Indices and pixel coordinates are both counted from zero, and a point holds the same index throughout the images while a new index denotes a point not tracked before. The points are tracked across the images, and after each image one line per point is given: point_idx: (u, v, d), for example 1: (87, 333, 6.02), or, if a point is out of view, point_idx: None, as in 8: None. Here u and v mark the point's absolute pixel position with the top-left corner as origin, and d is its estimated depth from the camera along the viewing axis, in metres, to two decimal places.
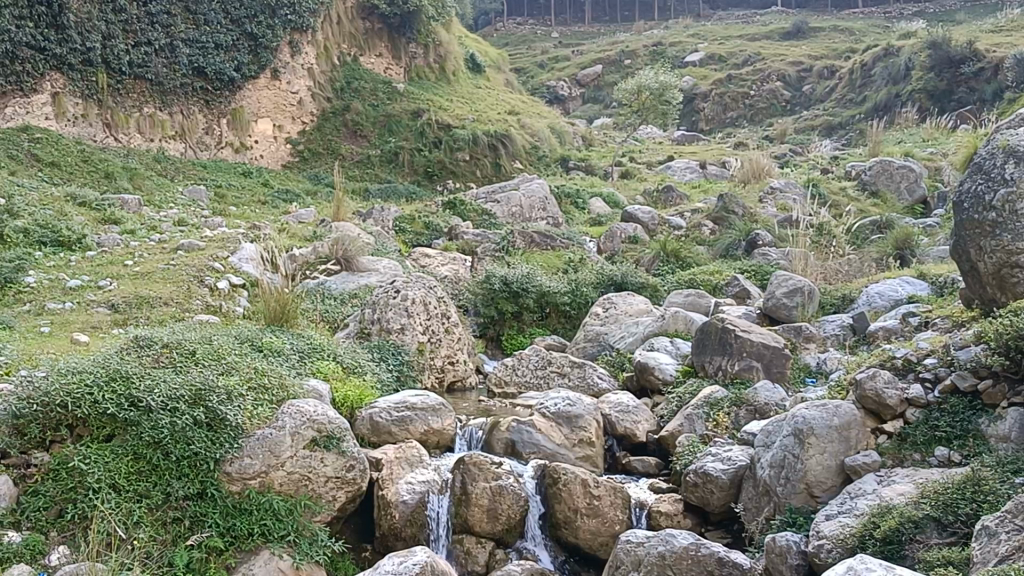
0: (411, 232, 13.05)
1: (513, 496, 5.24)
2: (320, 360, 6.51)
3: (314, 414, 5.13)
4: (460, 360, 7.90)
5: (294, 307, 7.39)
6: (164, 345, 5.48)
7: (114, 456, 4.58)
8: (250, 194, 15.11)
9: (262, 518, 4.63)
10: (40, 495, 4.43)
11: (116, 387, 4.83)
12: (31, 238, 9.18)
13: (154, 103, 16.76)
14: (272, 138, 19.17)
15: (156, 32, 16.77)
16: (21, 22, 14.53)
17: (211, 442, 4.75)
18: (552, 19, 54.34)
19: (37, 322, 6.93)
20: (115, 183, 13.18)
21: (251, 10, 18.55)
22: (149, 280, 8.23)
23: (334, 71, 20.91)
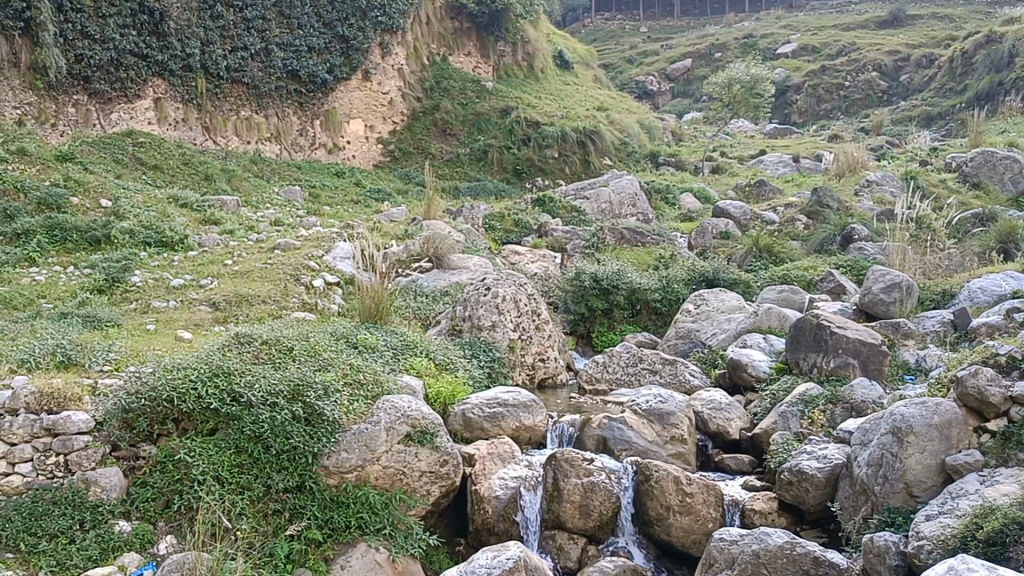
0: (501, 230, 13.16)
1: (605, 493, 5.25)
2: (413, 356, 6.61)
3: (407, 409, 5.22)
4: (550, 357, 7.95)
5: (389, 304, 7.52)
6: (264, 342, 5.61)
7: (217, 449, 4.72)
8: (344, 194, 15.41)
9: (359, 511, 4.73)
10: (149, 486, 4.64)
11: (218, 383, 4.95)
12: (137, 238, 9.54)
13: (250, 106, 17.24)
14: (364, 138, 19.51)
15: (252, 37, 17.11)
16: (126, 30, 14.83)
17: (310, 436, 4.86)
18: (641, 13, 54.01)
19: (143, 319, 7.19)
20: (215, 185, 13.58)
21: (344, 13, 18.84)
22: (248, 278, 8.47)
23: (424, 71, 21.13)
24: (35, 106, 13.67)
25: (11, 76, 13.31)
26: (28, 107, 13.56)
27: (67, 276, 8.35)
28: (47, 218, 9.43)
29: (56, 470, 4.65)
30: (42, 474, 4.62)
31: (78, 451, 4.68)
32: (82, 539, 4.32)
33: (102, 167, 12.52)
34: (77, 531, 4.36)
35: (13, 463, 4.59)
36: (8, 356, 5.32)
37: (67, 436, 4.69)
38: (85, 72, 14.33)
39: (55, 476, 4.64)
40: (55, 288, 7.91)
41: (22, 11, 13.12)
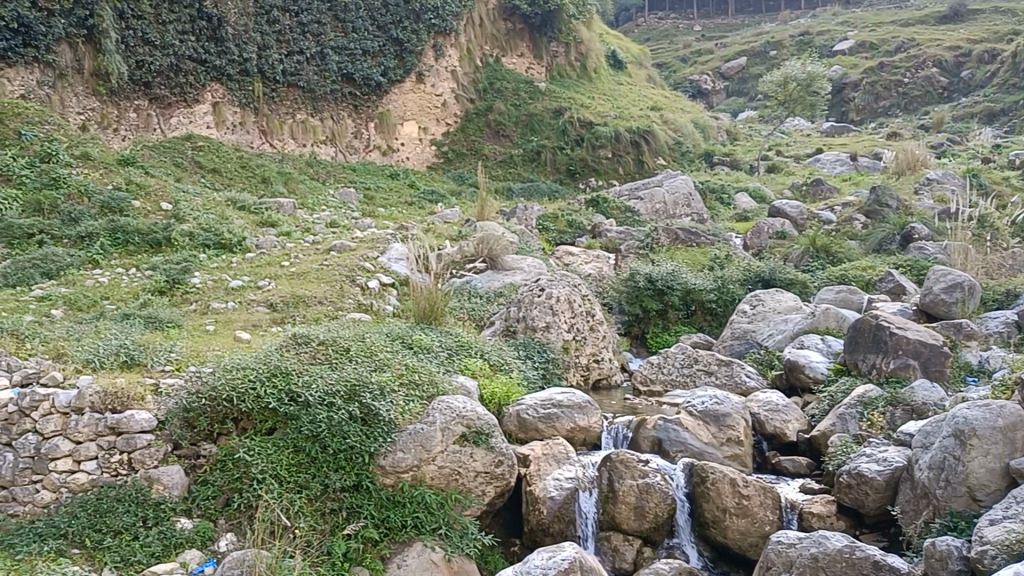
0: (555, 230, 13.15)
1: (661, 495, 5.22)
2: (468, 357, 6.64)
3: (462, 410, 5.24)
4: (604, 358, 7.93)
5: (443, 305, 7.55)
6: (321, 342, 5.67)
7: (276, 449, 4.78)
8: (398, 196, 15.53)
9: (415, 510, 4.76)
10: (210, 485, 4.73)
11: (276, 383, 5.01)
12: (197, 241, 9.69)
13: (305, 109, 17.44)
14: (418, 140, 19.63)
15: (308, 41, 17.31)
16: (185, 36, 15.08)
17: (366, 436, 4.91)
18: (695, 12, 53.62)
19: (203, 320, 7.32)
20: (272, 188, 13.75)
21: (397, 16, 18.98)
22: (304, 280, 8.57)
23: (477, 72, 21.20)
24: (98, 112, 13.95)
25: (75, 82, 13.60)
26: (91, 113, 13.85)
27: (129, 278, 8.52)
28: (110, 221, 9.63)
29: (120, 468, 4.76)
30: (107, 471, 4.73)
31: (141, 449, 4.77)
32: (145, 535, 4.41)
33: (162, 171, 12.75)
34: (140, 528, 4.46)
35: (79, 461, 4.71)
36: (75, 356, 5.44)
37: (131, 434, 4.77)
38: (145, 77, 14.60)
39: (119, 474, 4.74)
40: (118, 290, 8.07)
41: (84, 19, 13.39)
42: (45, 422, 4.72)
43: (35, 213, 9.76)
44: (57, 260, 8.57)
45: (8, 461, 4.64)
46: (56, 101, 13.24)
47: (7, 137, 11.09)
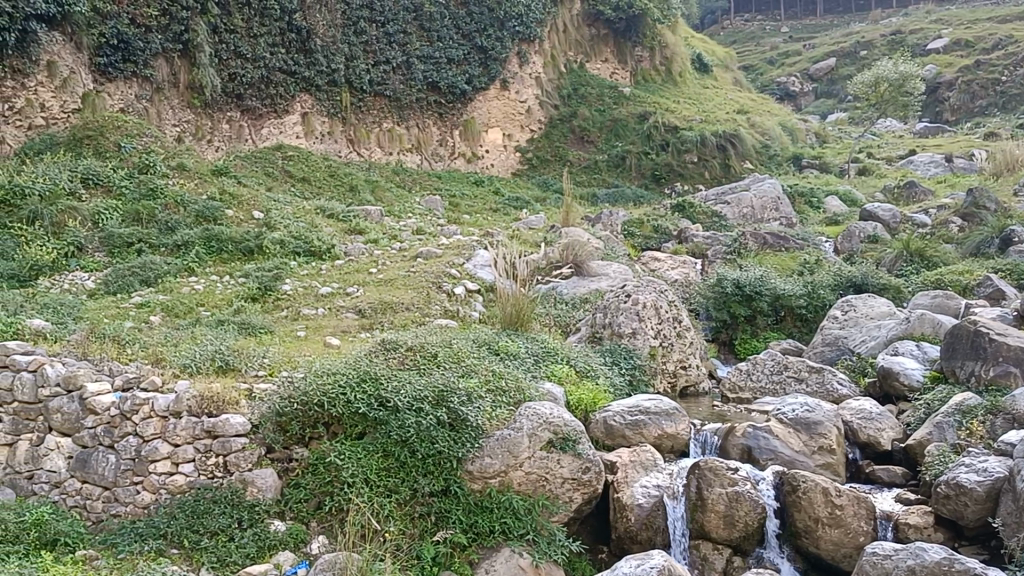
0: (640, 236, 13.09)
1: (751, 503, 5.14)
2: (554, 363, 6.65)
3: (549, 416, 5.24)
4: (692, 364, 7.84)
5: (529, 311, 7.58)
6: (409, 347, 5.73)
7: (365, 453, 4.85)
8: (482, 203, 15.62)
9: (503, 516, 4.77)
10: (301, 488, 4.82)
11: (366, 388, 5.08)
12: (287, 248, 9.89)
13: (392, 118, 17.69)
14: (502, 147, 19.73)
15: (394, 50, 17.56)
16: (276, 48, 15.42)
17: (454, 441, 4.95)
18: (782, 13, 52.84)
19: (294, 326, 7.48)
20: (359, 196, 13.96)
21: (481, 24, 19.14)
22: (392, 286, 8.68)
23: (561, 78, 21.22)
24: (193, 124, 14.34)
25: (171, 96, 14.01)
26: (186, 125, 14.25)
27: (223, 285, 8.74)
28: (205, 230, 9.91)
29: (216, 470, 4.88)
30: (204, 473, 4.87)
31: (235, 452, 4.88)
32: (240, 537, 4.51)
33: (254, 181, 13.05)
34: (235, 530, 4.57)
35: (177, 463, 4.85)
36: (173, 361, 5.62)
37: (226, 438, 4.89)
38: (238, 89, 14.95)
39: (215, 476, 4.87)
40: (213, 297, 8.29)
41: (180, 34, 13.79)
42: (145, 425, 4.87)
43: (134, 223, 10.10)
44: (155, 268, 8.85)
45: (111, 462, 4.84)
46: (153, 114, 13.66)
47: (108, 150, 11.49)
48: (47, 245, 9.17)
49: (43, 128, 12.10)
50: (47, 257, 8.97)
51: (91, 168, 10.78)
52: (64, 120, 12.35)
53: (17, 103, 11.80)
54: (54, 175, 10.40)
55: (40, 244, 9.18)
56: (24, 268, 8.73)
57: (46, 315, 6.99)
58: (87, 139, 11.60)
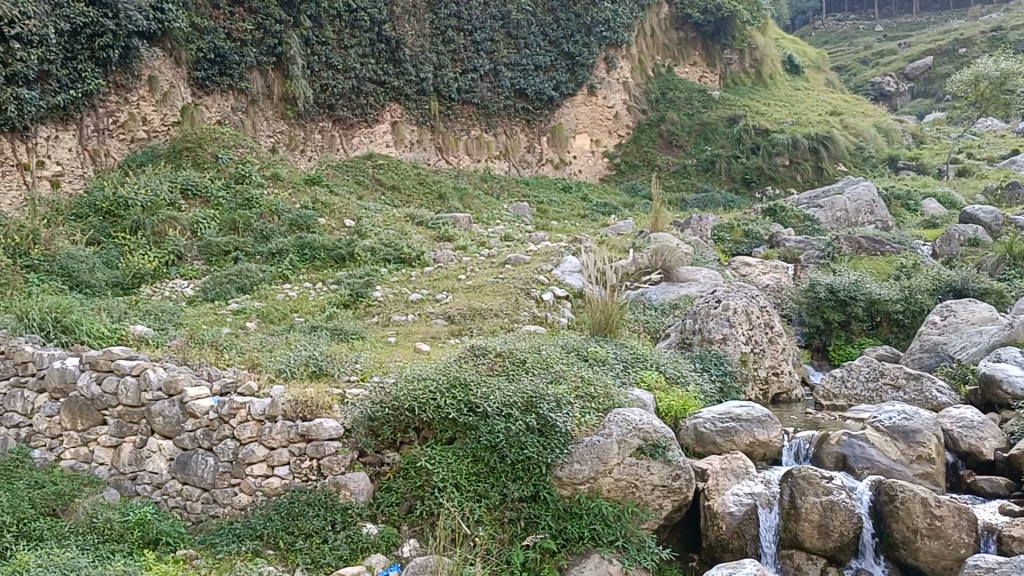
0: (730, 241, 12.94)
1: (846, 512, 5.03)
2: (644, 370, 6.61)
3: (639, 422, 5.19)
4: (785, 371, 7.70)
5: (618, 317, 7.55)
6: (498, 353, 5.76)
7: (456, 457, 4.89)
8: (571, 209, 15.63)
9: (592, 522, 4.74)
10: (393, 491, 4.89)
11: (455, 393, 5.11)
12: (378, 256, 10.02)
13: (480, 125, 17.88)
14: (590, 153, 19.87)
15: (482, 58, 17.75)
16: (366, 59, 15.68)
17: (544, 447, 4.95)
18: (876, 11, 51.66)
19: (385, 332, 7.60)
20: (448, 204, 14.08)
21: (569, 30, 19.21)
22: (481, 292, 8.75)
23: (649, 83, 21.14)
24: (286, 134, 14.66)
25: (266, 108, 14.35)
26: (280, 136, 14.57)
27: (316, 292, 8.92)
28: (299, 238, 10.13)
29: (311, 473, 4.96)
30: (298, 476, 4.95)
31: (329, 455, 4.96)
32: (334, 539, 4.60)
33: (345, 189, 13.28)
34: (329, 532, 4.65)
35: (273, 466, 4.95)
36: (268, 366, 5.77)
37: (320, 441, 4.96)
38: (330, 100, 15.24)
39: (310, 479, 4.95)
40: (306, 304, 8.46)
41: (274, 47, 14.15)
42: (242, 428, 4.98)
43: (231, 231, 10.38)
44: (251, 275, 9.07)
45: (210, 465, 5.00)
46: (248, 126, 14.01)
47: (206, 161, 11.82)
48: (149, 254, 9.51)
49: (144, 141, 12.51)
50: (149, 266, 9.31)
51: (190, 179, 11.11)
52: (164, 133, 12.76)
53: (121, 117, 12.22)
54: (156, 186, 10.76)
55: (143, 253, 9.53)
56: (127, 277, 9.12)
57: (148, 321, 7.24)
58: (186, 151, 11.99)
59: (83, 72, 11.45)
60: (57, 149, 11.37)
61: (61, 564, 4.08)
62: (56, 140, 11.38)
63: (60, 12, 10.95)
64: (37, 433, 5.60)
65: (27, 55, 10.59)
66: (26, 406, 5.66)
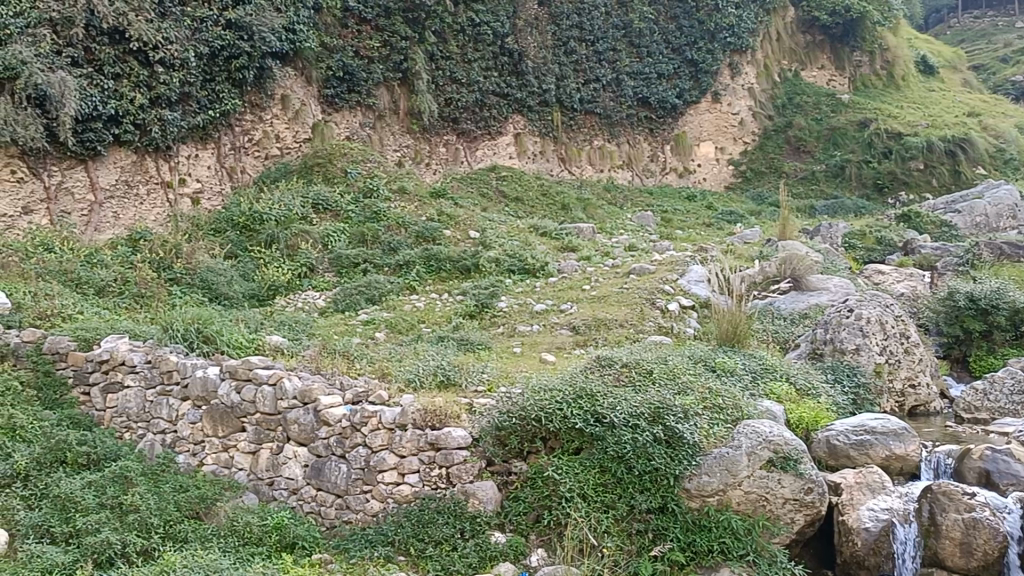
0: (862, 248, 12.58)
1: (990, 531, 4.80)
2: (774, 381, 6.49)
3: (769, 435, 5.08)
4: (922, 382, 7.41)
5: (746, 327, 7.41)
6: (624, 364, 5.74)
7: (583, 468, 4.87)
8: (696, 217, 15.46)
9: (722, 535, 4.68)
10: (522, 501, 4.91)
11: (582, 404, 5.08)
12: (503, 266, 10.10)
13: (603, 135, 18.11)
14: (715, 161, 19.78)
15: (604, 68, 17.98)
16: (489, 72, 15.95)
17: (672, 458, 4.88)
18: (1016, 8, 49.32)
19: (511, 342, 7.68)
20: (571, 214, 14.11)
21: (692, 37, 19.23)
22: (605, 303, 8.73)
23: (775, 88, 20.78)
24: (412, 148, 14.96)
25: (392, 122, 14.70)
26: (406, 150, 14.87)
27: (443, 303, 9.07)
28: (425, 250, 10.33)
29: (440, 481, 5.03)
30: (428, 484, 5.03)
31: (457, 464, 5.01)
32: (463, 546, 4.65)
33: (470, 201, 13.44)
34: (459, 539, 4.71)
35: (403, 474, 5.04)
36: (399, 376, 5.90)
37: (449, 450, 5.03)
38: (454, 114, 15.47)
39: (439, 487, 5.03)
40: (433, 314, 8.61)
41: (400, 63, 14.49)
42: (373, 436, 5.10)
43: (360, 244, 10.64)
44: (379, 287, 9.29)
45: (343, 471, 5.15)
46: (376, 140, 14.36)
47: (336, 176, 12.16)
48: (283, 266, 9.84)
49: (278, 157, 12.96)
50: (283, 278, 9.63)
51: (321, 195, 11.44)
52: (296, 149, 13.20)
53: (256, 135, 12.68)
54: (289, 201, 11.13)
55: (277, 265, 9.87)
56: (263, 289, 9.45)
57: (283, 331, 7.51)
58: (317, 167, 12.40)
59: (220, 93, 11.91)
60: (197, 167, 11.87)
61: (206, 565, 4.27)
62: (196, 158, 11.87)
63: (199, 37, 11.47)
64: (181, 439, 5.85)
65: (170, 78, 11.14)
66: (171, 413, 5.91)
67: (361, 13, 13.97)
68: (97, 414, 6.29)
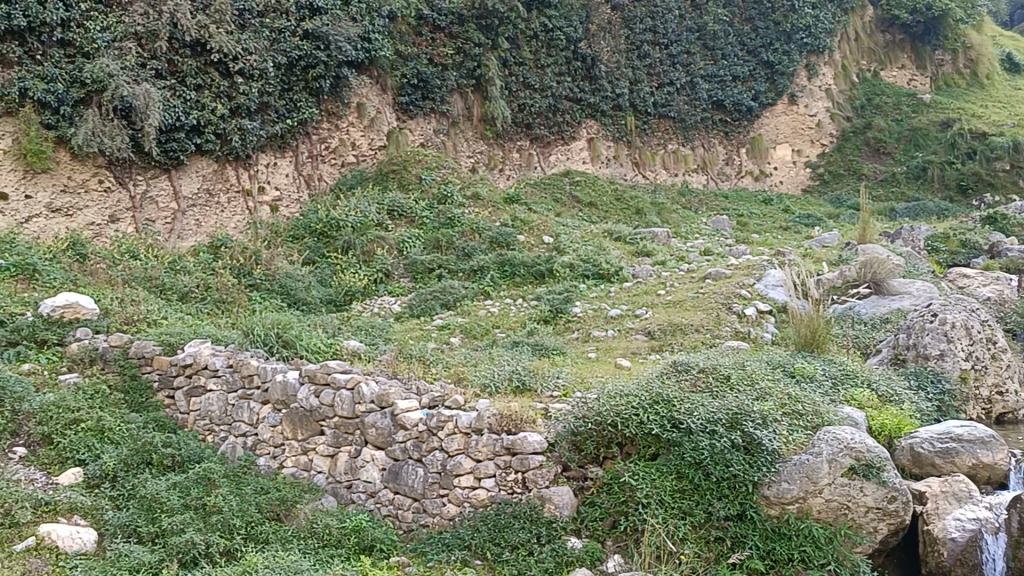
0: (945, 251, 12.30)
1: None
2: (854, 387, 6.36)
3: (851, 441, 4.96)
4: (1009, 390, 7.19)
5: (825, 332, 7.28)
6: (701, 370, 5.70)
7: (660, 474, 4.82)
8: (772, 221, 15.26)
9: (802, 544, 4.58)
10: (598, 506, 4.88)
11: (659, 410, 5.05)
12: (577, 272, 10.09)
13: (677, 139, 18.12)
14: (791, 163, 19.58)
15: (678, 71, 18.00)
16: (563, 77, 16.05)
17: (750, 465, 4.80)
18: None
19: (586, 348, 7.67)
20: (646, 219, 14.03)
21: (767, 38, 19.07)
22: (680, 308, 8.66)
23: (854, 89, 20.38)
24: (486, 154, 15.06)
25: (466, 129, 14.80)
26: (480, 156, 14.96)
27: (517, 308, 9.09)
28: (499, 255, 10.38)
29: (516, 486, 5.03)
30: (504, 489, 5.03)
31: (534, 469, 5.00)
32: (540, 551, 4.64)
33: (544, 207, 13.46)
34: (535, 544, 4.70)
35: (479, 478, 5.08)
36: (474, 381, 5.93)
37: (524, 455, 5.01)
38: (527, 119, 15.56)
39: (515, 491, 5.02)
40: (507, 319, 8.63)
41: (473, 70, 14.58)
42: (450, 440, 5.15)
43: (435, 250, 10.73)
44: (454, 292, 9.34)
45: (420, 475, 5.21)
46: (450, 146, 14.46)
47: (411, 183, 12.27)
48: (360, 272, 9.98)
49: (354, 165, 13.11)
50: (359, 283, 9.77)
51: (396, 201, 11.55)
52: (372, 156, 13.35)
53: (333, 143, 12.84)
54: (365, 207, 11.27)
55: (354, 272, 10.01)
56: (340, 294, 9.59)
57: (360, 336, 7.60)
58: (393, 174, 12.53)
59: (298, 102, 12.11)
60: (275, 175, 12.09)
61: (286, 566, 4.34)
62: (274, 166, 12.09)
63: (278, 47, 11.71)
64: (262, 442, 5.96)
65: (249, 88, 11.38)
66: (252, 416, 6.03)
67: (435, 21, 14.15)
68: (179, 417, 6.42)
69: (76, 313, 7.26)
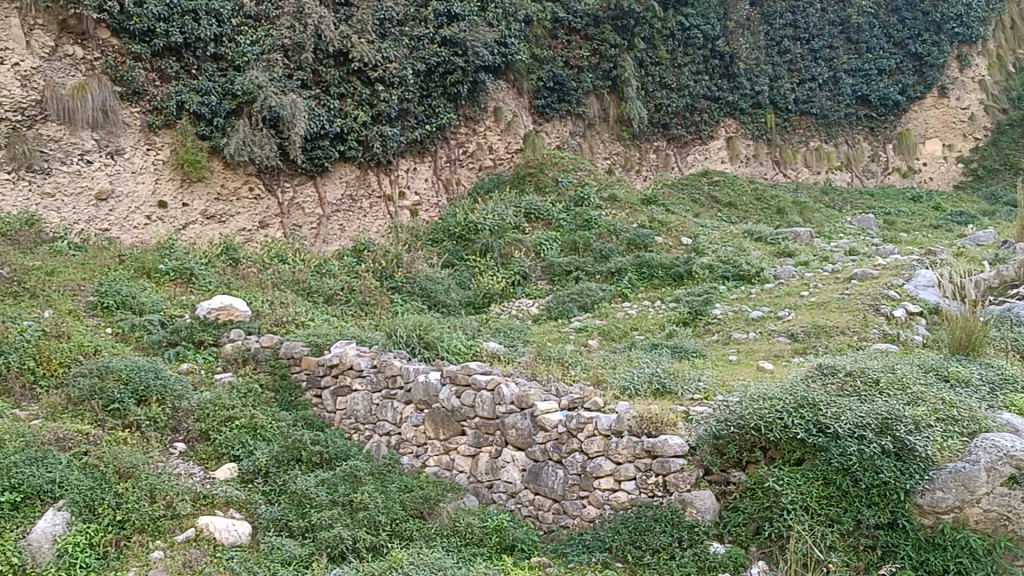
0: None
1: None
2: (1013, 392, 6.02)
3: (1011, 449, 4.62)
4: None
5: (982, 334, 6.93)
6: (847, 373, 5.52)
7: (805, 479, 4.68)
8: (921, 220, 14.66)
9: (958, 555, 4.35)
10: (740, 511, 4.78)
11: (804, 413, 4.89)
12: (716, 273, 9.95)
13: (819, 136, 17.81)
14: (942, 159, 18.57)
15: (820, 66, 17.58)
16: (700, 76, 15.90)
17: (901, 472, 4.58)
18: None
19: (726, 350, 7.59)
20: (787, 218, 13.70)
21: (915, 29, 18.22)
22: (825, 309, 8.45)
23: (1010, 79, 18.76)
24: (623, 156, 15.00)
25: (603, 130, 14.79)
26: (617, 157, 14.93)
27: (655, 310, 9.02)
28: (637, 257, 10.33)
29: (657, 489, 5.00)
30: (644, 491, 5.02)
31: (675, 472, 4.95)
32: (681, 555, 4.60)
33: (682, 207, 13.35)
34: (677, 548, 4.67)
35: (619, 480, 5.08)
36: (613, 383, 5.94)
37: (665, 457, 4.97)
38: (664, 119, 15.50)
39: (656, 494, 5.00)
40: (646, 321, 8.60)
41: (609, 71, 14.57)
42: (590, 442, 5.18)
43: (572, 252, 10.77)
44: (593, 294, 9.33)
45: (559, 477, 5.26)
46: (586, 149, 14.46)
47: (548, 185, 12.33)
48: (497, 275, 10.09)
49: (491, 168, 13.26)
50: (497, 286, 9.88)
51: (533, 204, 11.63)
52: (509, 160, 13.48)
53: (471, 147, 13.02)
54: (502, 211, 11.39)
55: (491, 274, 10.12)
56: (478, 296, 9.74)
57: (500, 338, 7.70)
58: (530, 177, 12.63)
59: (437, 108, 12.33)
60: (415, 180, 12.32)
61: (430, 563, 4.42)
62: (415, 171, 12.33)
63: (417, 54, 11.97)
64: (405, 441, 6.09)
65: (390, 95, 11.63)
66: (395, 416, 6.17)
67: (571, 23, 14.21)
68: (327, 416, 6.62)
69: (231, 315, 7.59)
